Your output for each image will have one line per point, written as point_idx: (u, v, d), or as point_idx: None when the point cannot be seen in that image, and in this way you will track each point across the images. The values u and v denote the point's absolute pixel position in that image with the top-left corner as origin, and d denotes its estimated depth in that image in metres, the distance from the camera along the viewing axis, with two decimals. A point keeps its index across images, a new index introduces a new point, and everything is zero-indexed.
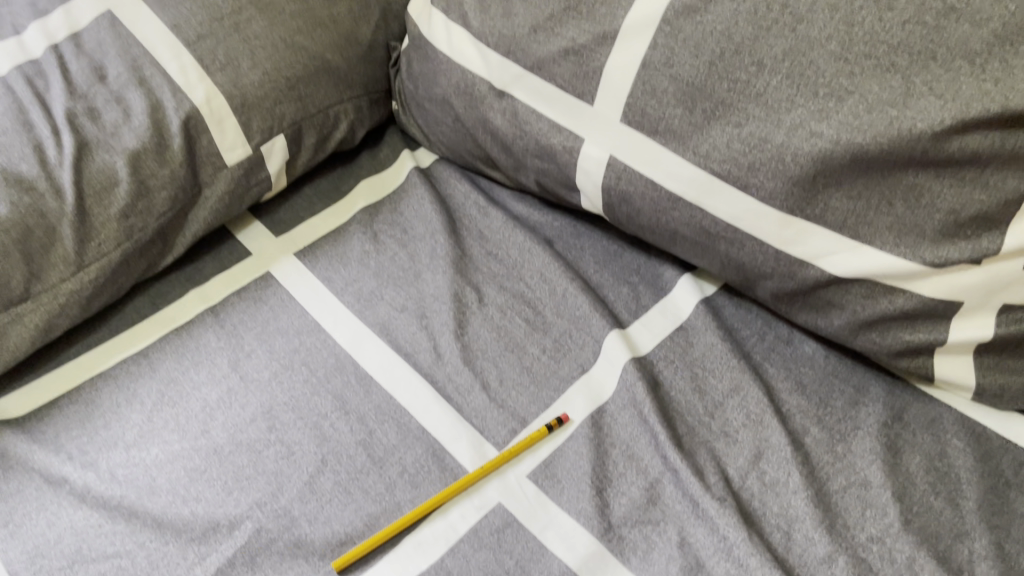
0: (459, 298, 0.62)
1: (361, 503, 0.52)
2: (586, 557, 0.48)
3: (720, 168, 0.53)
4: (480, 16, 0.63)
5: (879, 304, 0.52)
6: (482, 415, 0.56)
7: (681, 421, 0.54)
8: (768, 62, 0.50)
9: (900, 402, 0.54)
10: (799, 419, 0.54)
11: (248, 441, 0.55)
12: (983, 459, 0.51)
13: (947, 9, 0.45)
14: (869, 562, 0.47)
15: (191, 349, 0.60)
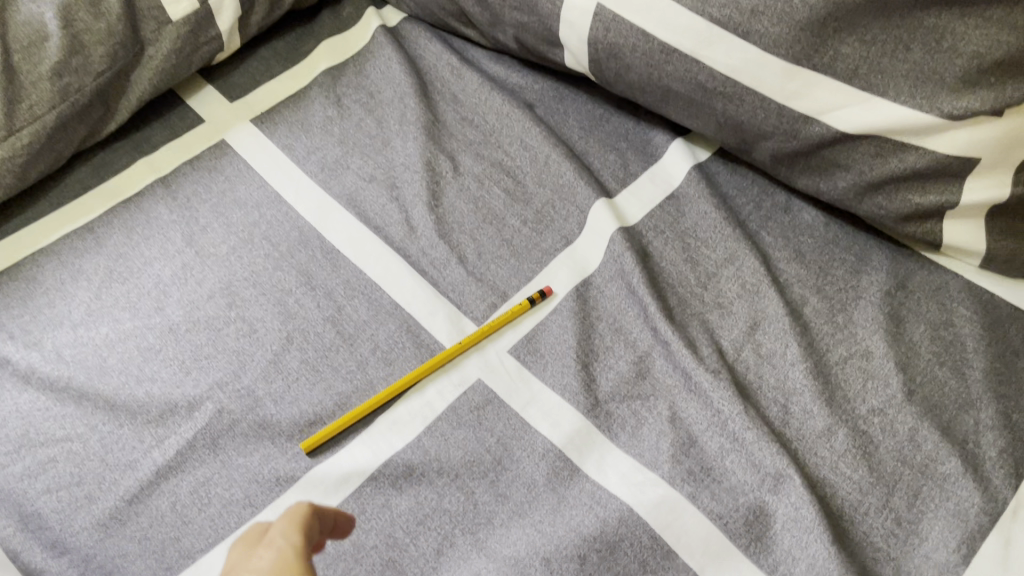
0: (432, 165, 0.57)
1: (330, 381, 0.48)
2: (572, 434, 0.45)
3: (720, 14, 0.48)
4: None
5: (888, 164, 0.48)
6: (459, 290, 0.52)
7: (672, 292, 0.51)
8: None
9: (904, 270, 0.51)
10: (798, 289, 0.51)
11: (206, 318, 0.51)
12: (991, 327, 0.48)
13: None
14: (871, 434, 0.44)
15: (141, 223, 0.55)
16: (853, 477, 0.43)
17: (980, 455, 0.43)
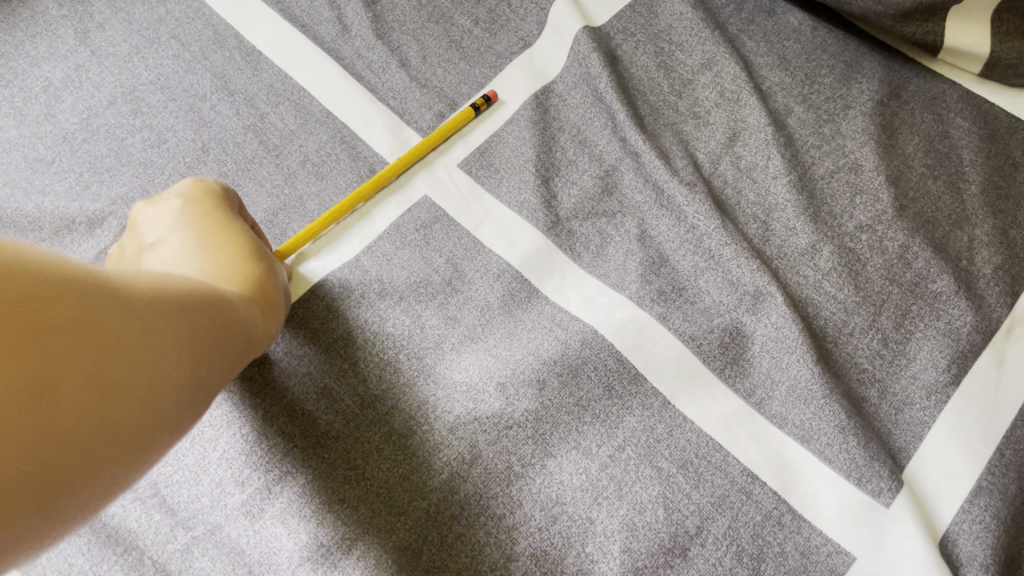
0: None
1: (254, 197, 0.42)
2: (530, 254, 0.41)
3: None
4: None
5: None
6: (402, 97, 0.46)
7: (643, 102, 0.45)
8: None
9: (899, 79, 0.46)
10: (782, 99, 0.45)
11: (106, 126, 0.44)
12: (990, 138, 0.44)
13: None
14: (858, 251, 0.40)
15: (26, 19, 0.47)
16: (838, 296, 0.39)
17: (973, 273, 0.40)
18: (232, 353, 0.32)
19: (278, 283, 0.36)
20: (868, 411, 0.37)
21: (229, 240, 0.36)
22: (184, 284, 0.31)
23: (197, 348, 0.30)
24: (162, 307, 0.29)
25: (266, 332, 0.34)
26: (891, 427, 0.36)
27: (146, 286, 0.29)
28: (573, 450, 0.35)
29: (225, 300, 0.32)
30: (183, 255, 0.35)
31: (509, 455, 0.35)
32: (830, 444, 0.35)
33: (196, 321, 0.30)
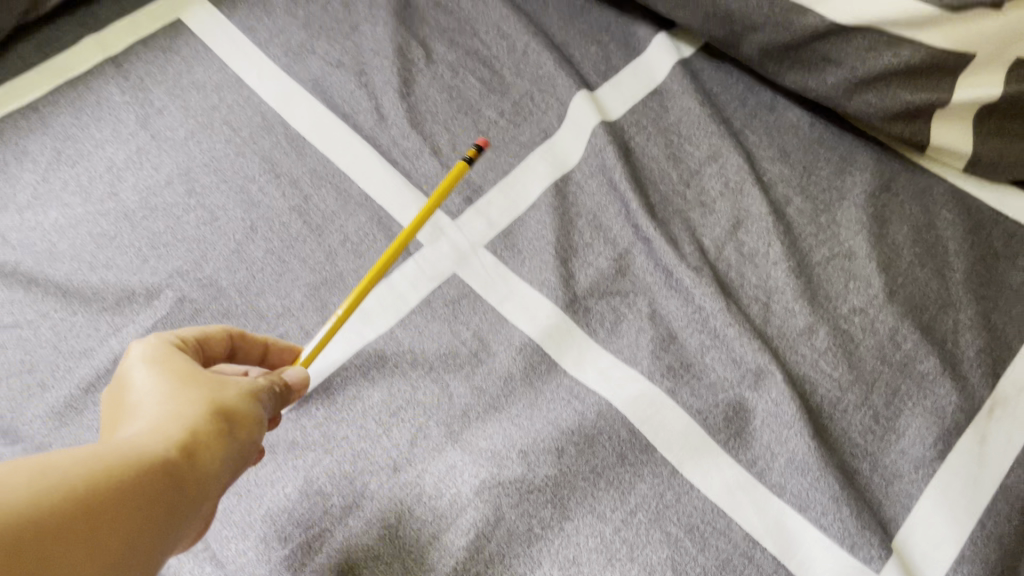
0: (403, 52, 0.54)
1: (297, 273, 0.46)
2: (550, 330, 0.44)
3: None
4: None
5: (883, 59, 0.46)
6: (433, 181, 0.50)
7: (654, 190, 0.49)
8: None
9: (889, 172, 0.50)
10: (781, 189, 0.49)
11: (164, 205, 0.48)
12: (973, 229, 0.48)
13: None
14: (851, 333, 0.44)
15: (91, 104, 0.52)
16: (834, 375, 0.42)
17: (958, 355, 0.43)
18: (155, 527, 0.26)
19: (224, 417, 0.31)
20: (860, 482, 0.40)
21: (182, 374, 0.32)
22: (95, 463, 0.26)
23: (101, 538, 0.25)
24: (54, 494, 0.24)
25: (206, 481, 0.29)
26: (881, 498, 0.39)
27: (34, 474, 0.24)
28: (588, 514, 0.39)
29: (158, 446, 0.28)
30: (127, 403, 0.31)
31: (530, 517, 0.38)
32: (825, 513, 0.38)
33: (121, 488, 0.26)
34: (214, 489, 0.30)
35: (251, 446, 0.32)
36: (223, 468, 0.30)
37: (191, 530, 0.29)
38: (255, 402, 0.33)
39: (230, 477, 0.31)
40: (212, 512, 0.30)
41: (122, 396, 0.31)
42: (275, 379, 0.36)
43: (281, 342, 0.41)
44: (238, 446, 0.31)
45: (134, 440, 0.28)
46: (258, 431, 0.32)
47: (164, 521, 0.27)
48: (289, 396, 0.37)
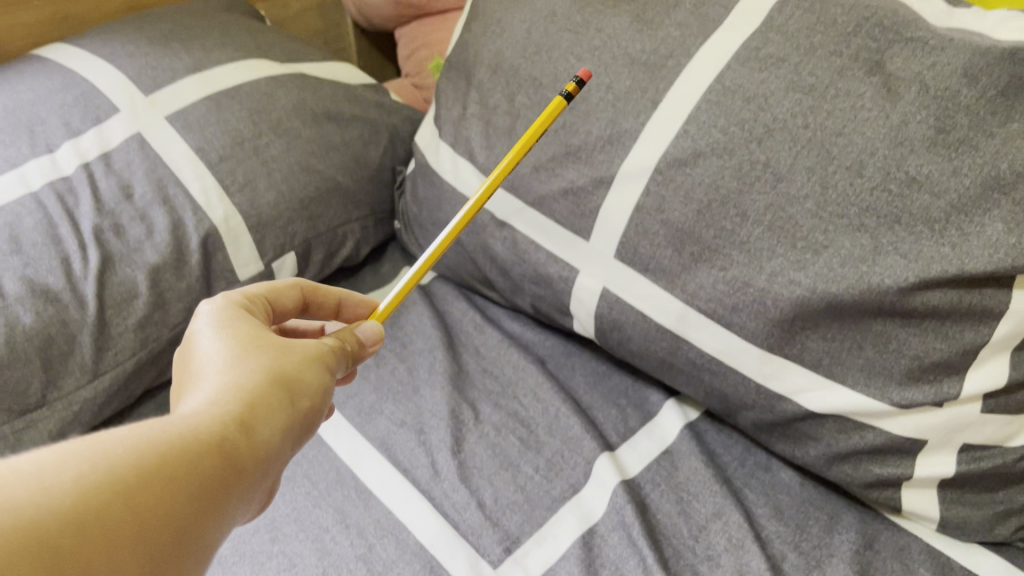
0: (456, 414, 0.65)
1: None
2: None
3: (705, 306, 0.58)
4: (486, 152, 0.69)
5: (852, 438, 0.56)
6: (478, 533, 0.58)
7: (667, 543, 0.57)
8: (751, 214, 0.56)
9: (872, 531, 0.58)
10: (778, 545, 0.57)
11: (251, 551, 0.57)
12: None
13: (909, 180, 0.51)
14: None
15: None
16: None
17: None
18: (221, 475, 0.34)
19: (279, 384, 0.40)
20: None
21: (243, 346, 0.41)
22: (151, 439, 0.32)
23: (179, 491, 0.32)
24: (113, 473, 0.30)
25: (264, 445, 0.37)
26: None
27: (117, 438, 0.32)
28: None
29: (219, 413, 0.36)
30: (195, 374, 0.40)
31: None
32: None
33: (189, 443, 0.34)
34: (273, 448, 0.38)
35: (317, 407, 0.43)
36: (278, 432, 0.39)
37: (261, 488, 0.37)
38: (323, 362, 0.44)
39: (290, 440, 0.40)
40: (279, 466, 0.39)
41: (194, 364, 0.41)
42: (345, 338, 0.49)
43: (354, 299, 0.58)
44: (290, 415, 0.40)
45: (195, 413, 0.36)
46: (319, 395, 0.43)
47: (223, 484, 0.34)
48: (364, 350, 0.51)
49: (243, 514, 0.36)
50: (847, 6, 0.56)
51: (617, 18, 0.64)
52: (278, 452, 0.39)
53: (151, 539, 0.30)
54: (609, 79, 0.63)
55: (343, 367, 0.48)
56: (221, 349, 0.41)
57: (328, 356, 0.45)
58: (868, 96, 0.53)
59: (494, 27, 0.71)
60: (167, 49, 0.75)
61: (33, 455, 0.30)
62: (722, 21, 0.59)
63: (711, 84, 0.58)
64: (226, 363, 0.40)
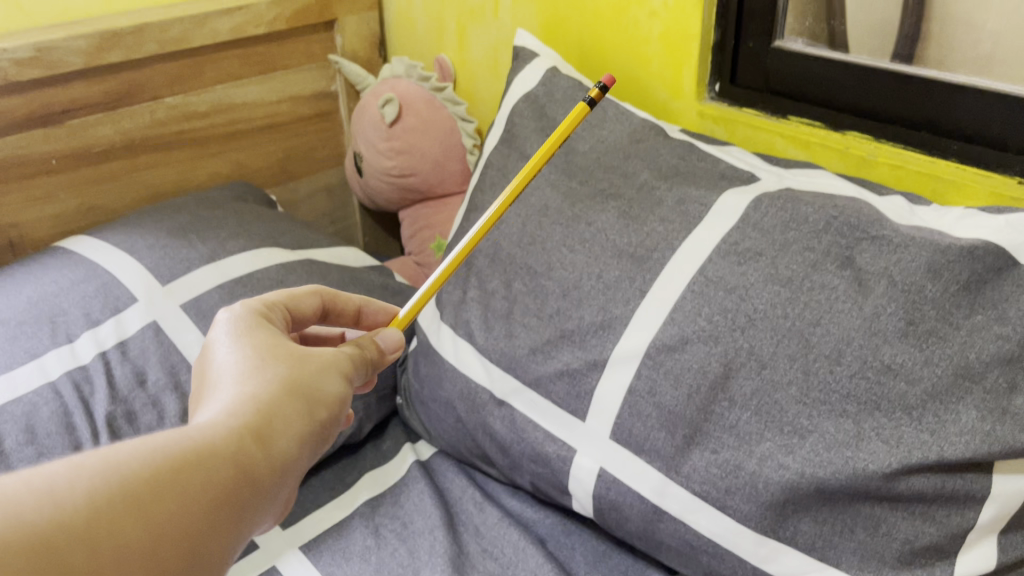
0: None
1: None
2: None
3: (701, 488, 0.59)
4: (485, 334, 0.73)
5: None
6: None
7: None
8: (738, 398, 0.58)
9: None
10: None
11: None
12: None
13: (884, 368, 0.54)
14: None
15: None
16: None
17: None
18: (229, 486, 0.38)
19: (297, 392, 0.44)
20: None
21: (258, 358, 0.44)
22: (163, 450, 0.36)
23: (184, 502, 0.35)
24: (125, 484, 0.34)
25: (277, 455, 0.41)
26: None
27: (126, 456, 0.35)
28: None
29: (232, 427, 0.40)
30: (214, 383, 0.43)
31: None
32: None
33: (196, 460, 0.37)
34: (289, 457, 0.42)
35: (335, 413, 0.46)
36: (293, 442, 0.42)
37: (277, 494, 0.41)
38: (340, 371, 0.48)
39: (307, 448, 0.44)
40: (295, 473, 0.43)
41: (214, 373, 0.44)
42: (366, 344, 0.53)
43: (374, 308, 0.62)
44: (306, 423, 0.43)
45: (211, 425, 0.39)
46: (337, 403, 0.46)
47: (232, 492, 0.38)
48: (385, 358, 0.55)
49: (260, 519, 0.40)
50: (817, 205, 0.61)
51: (605, 213, 0.69)
52: (293, 461, 0.42)
53: (163, 540, 0.34)
54: (599, 268, 0.67)
55: (364, 375, 0.51)
56: (238, 359, 0.44)
57: (347, 365, 0.49)
58: (841, 288, 0.57)
59: (493, 219, 0.77)
60: (184, 239, 0.81)
61: (50, 469, 0.33)
62: (701, 217, 0.65)
63: (694, 276, 0.62)
64: (244, 373, 0.43)
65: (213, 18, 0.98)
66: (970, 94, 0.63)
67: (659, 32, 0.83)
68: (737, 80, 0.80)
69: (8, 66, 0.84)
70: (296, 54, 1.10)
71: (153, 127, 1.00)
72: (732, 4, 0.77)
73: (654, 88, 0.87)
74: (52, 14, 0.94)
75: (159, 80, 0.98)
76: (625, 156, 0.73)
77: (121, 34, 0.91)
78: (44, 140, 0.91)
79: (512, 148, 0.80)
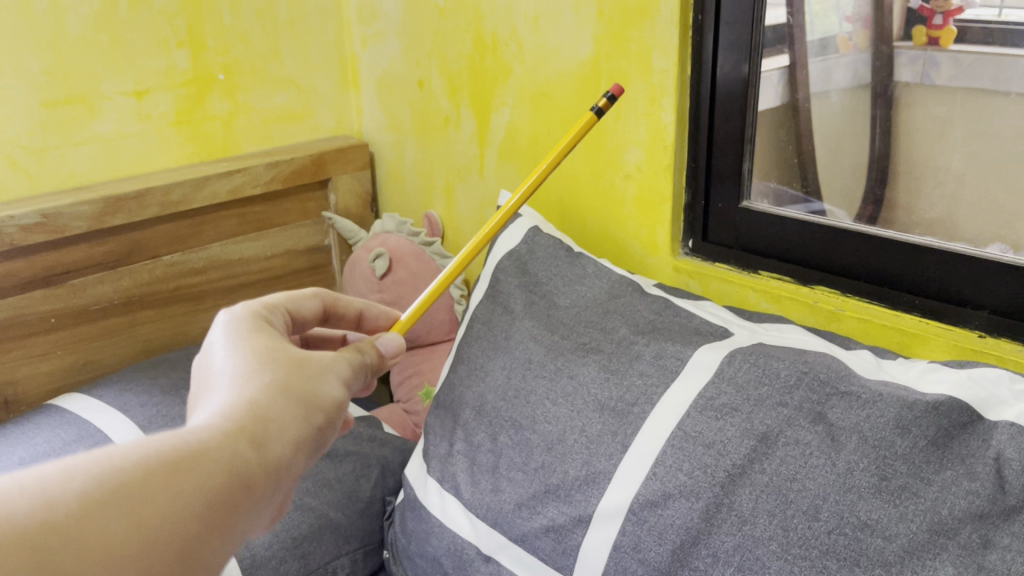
0: None
1: None
2: None
3: None
4: (471, 488, 0.74)
5: None
6: None
7: None
8: (721, 554, 0.58)
9: None
10: None
11: None
12: None
13: (861, 523, 0.54)
14: None
15: None
16: None
17: None
18: (227, 482, 0.39)
19: (292, 397, 0.45)
20: None
21: (255, 362, 0.46)
22: (158, 452, 0.38)
23: (181, 498, 0.37)
24: (121, 482, 0.35)
25: (274, 457, 0.42)
26: None
27: (120, 457, 0.36)
28: None
29: (229, 429, 0.41)
30: (212, 386, 0.45)
31: None
32: None
33: (193, 460, 0.38)
34: (284, 460, 0.43)
35: (331, 416, 0.48)
36: (288, 446, 0.44)
37: (272, 496, 0.42)
38: (336, 374, 0.50)
39: (302, 452, 0.45)
40: (291, 476, 0.44)
41: (211, 377, 0.46)
42: (364, 350, 0.55)
43: (375, 312, 0.67)
44: (302, 428, 0.45)
45: (208, 426, 0.41)
46: (333, 405, 0.48)
47: (230, 491, 0.39)
48: (383, 363, 0.57)
49: (254, 522, 0.41)
50: (787, 361, 0.63)
51: (586, 367, 0.72)
52: (290, 464, 0.44)
53: (153, 538, 0.35)
54: (582, 422, 0.69)
55: (360, 380, 0.54)
56: (236, 363, 0.46)
57: (344, 368, 0.51)
58: (814, 443, 0.58)
59: (479, 371, 0.80)
60: (177, 397, 0.83)
61: (46, 469, 0.35)
62: (679, 371, 0.67)
63: (674, 430, 0.64)
64: (242, 376, 0.45)
65: (213, 180, 1.04)
66: (928, 253, 0.68)
67: (634, 192, 0.89)
68: (709, 237, 0.85)
69: (15, 233, 0.89)
70: (293, 210, 1.16)
71: (150, 284, 1.04)
72: (700, 167, 0.84)
73: (630, 245, 0.91)
74: (57, 180, 0.99)
75: (158, 239, 1.03)
76: (605, 311, 0.77)
77: (124, 198, 0.97)
78: (45, 299, 0.94)
79: (497, 303, 0.84)
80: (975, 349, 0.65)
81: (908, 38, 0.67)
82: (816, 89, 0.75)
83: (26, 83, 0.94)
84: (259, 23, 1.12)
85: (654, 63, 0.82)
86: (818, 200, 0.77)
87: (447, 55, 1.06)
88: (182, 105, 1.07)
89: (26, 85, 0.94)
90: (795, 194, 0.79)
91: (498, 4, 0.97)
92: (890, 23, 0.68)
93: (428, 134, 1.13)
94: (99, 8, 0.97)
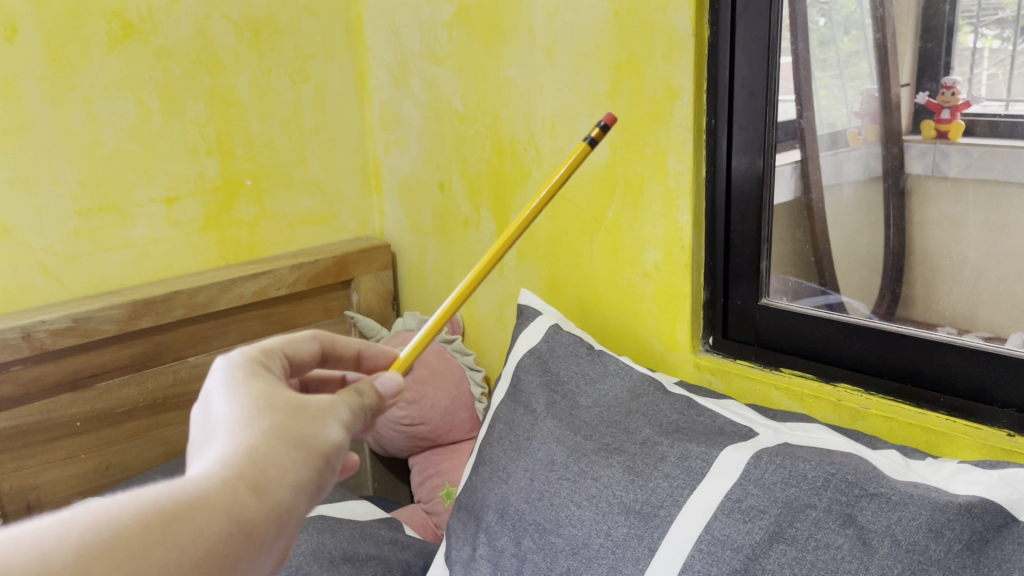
0: None
1: None
2: None
3: None
4: None
5: None
6: None
7: None
8: None
9: None
10: None
11: None
12: None
13: None
14: None
15: None
16: None
17: None
18: (226, 534, 0.39)
19: (291, 441, 0.44)
20: None
21: (253, 404, 0.45)
22: (153, 504, 0.37)
23: (178, 550, 0.36)
24: (116, 535, 0.35)
25: (275, 503, 0.42)
26: None
27: (114, 511, 0.36)
28: None
29: (226, 478, 0.40)
30: (210, 434, 0.44)
31: None
32: None
33: (189, 511, 0.38)
34: (285, 508, 0.42)
35: (331, 457, 0.47)
36: (289, 490, 0.43)
37: (274, 543, 0.42)
38: (336, 418, 0.48)
39: (304, 496, 0.44)
40: (292, 521, 0.43)
41: (210, 425, 0.45)
42: (364, 389, 0.53)
43: (373, 351, 0.64)
44: (303, 472, 0.44)
45: (207, 476, 0.40)
46: (332, 447, 0.47)
47: (229, 546, 0.39)
48: (384, 403, 0.55)
49: (256, 570, 0.41)
50: (813, 463, 0.62)
51: (610, 469, 0.71)
52: (291, 508, 0.43)
53: None
54: (607, 526, 0.68)
55: (362, 420, 0.52)
56: (228, 406, 0.45)
57: (345, 411, 0.49)
58: (845, 548, 0.57)
59: (502, 472, 0.79)
60: None
61: (39, 525, 0.35)
62: (704, 473, 0.66)
63: (700, 534, 0.63)
64: (240, 419, 0.44)
65: (239, 283, 1.06)
66: (949, 350, 0.68)
67: (652, 291, 0.90)
68: (729, 333, 0.86)
69: (45, 337, 0.90)
70: (316, 309, 1.18)
71: (175, 385, 1.05)
72: (718, 266, 0.85)
73: (651, 342, 0.92)
74: (87, 284, 1.02)
75: (185, 340, 1.04)
76: (627, 411, 0.77)
77: (152, 301, 0.99)
78: (72, 402, 0.96)
79: (519, 403, 0.84)
80: (1005, 449, 0.64)
81: (917, 133, 0.69)
82: (828, 182, 0.77)
83: (63, 194, 0.97)
84: (286, 131, 1.16)
85: (670, 165, 0.84)
86: (835, 294, 0.78)
87: (468, 159, 1.09)
88: (210, 210, 1.11)
89: (61, 195, 0.97)
90: (813, 287, 0.79)
91: (516, 110, 1.00)
92: (899, 121, 0.70)
93: (449, 234, 1.16)
94: (134, 120, 1.01)
